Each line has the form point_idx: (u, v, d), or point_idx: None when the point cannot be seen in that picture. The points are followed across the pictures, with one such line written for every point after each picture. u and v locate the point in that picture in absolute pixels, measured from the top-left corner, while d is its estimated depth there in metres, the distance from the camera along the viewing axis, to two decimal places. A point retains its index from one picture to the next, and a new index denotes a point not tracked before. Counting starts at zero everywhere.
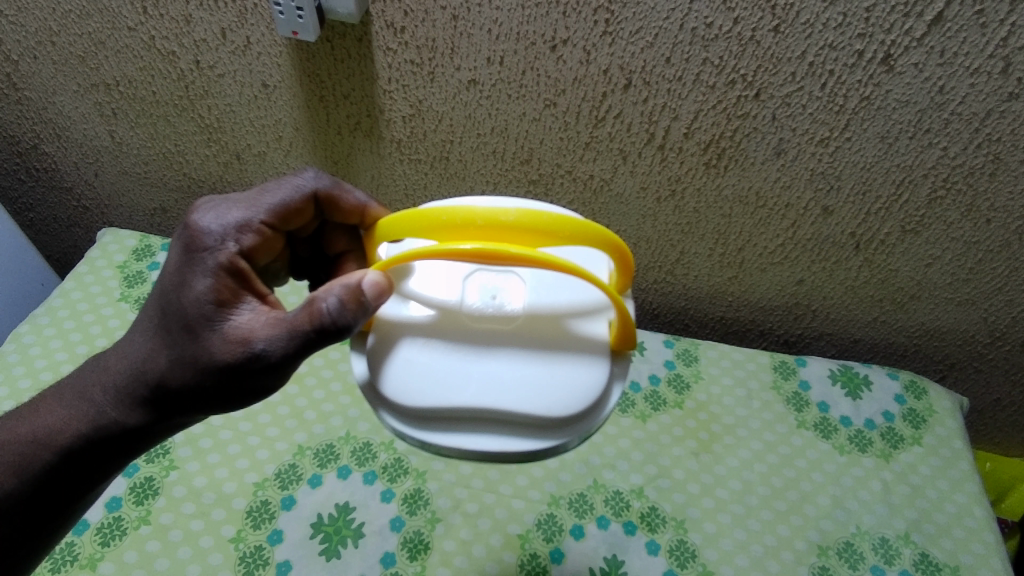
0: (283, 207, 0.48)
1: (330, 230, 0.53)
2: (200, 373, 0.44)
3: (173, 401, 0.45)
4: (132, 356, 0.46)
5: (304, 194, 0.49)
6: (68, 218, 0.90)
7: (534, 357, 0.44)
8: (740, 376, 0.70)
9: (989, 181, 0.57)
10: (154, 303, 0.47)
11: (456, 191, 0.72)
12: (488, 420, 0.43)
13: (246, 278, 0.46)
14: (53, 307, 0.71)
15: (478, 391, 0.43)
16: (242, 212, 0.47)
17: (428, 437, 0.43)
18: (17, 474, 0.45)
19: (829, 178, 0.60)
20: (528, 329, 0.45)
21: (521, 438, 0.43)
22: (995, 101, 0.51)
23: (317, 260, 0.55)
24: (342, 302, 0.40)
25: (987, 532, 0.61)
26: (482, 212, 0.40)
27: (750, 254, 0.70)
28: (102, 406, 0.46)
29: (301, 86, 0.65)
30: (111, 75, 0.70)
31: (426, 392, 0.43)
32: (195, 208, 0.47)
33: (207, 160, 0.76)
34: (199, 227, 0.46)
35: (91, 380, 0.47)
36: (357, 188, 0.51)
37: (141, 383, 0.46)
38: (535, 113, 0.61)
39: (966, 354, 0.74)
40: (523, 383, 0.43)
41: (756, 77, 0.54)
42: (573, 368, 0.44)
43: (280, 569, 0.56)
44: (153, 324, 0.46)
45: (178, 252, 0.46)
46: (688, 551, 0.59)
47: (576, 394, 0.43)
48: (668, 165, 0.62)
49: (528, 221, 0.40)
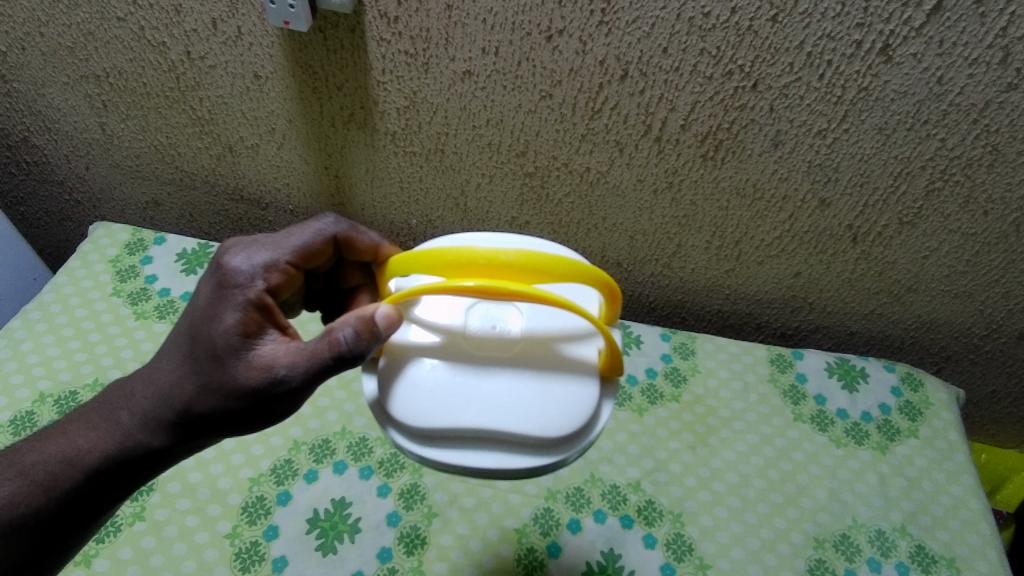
0: (307, 248, 0.51)
1: (346, 265, 0.57)
2: (228, 399, 0.45)
3: (200, 425, 0.47)
4: (158, 382, 0.47)
5: (324, 235, 0.52)
6: (60, 212, 0.90)
7: (533, 379, 0.46)
8: (736, 370, 0.70)
9: (987, 172, 0.56)
10: (181, 333, 0.48)
11: (451, 184, 0.71)
12: (488, 439, 0.45)
13: (270, 312, 0.47)
14: (45, 302, 0.70)
15: (480, 412, 0.45)
16: (269, 252, 0.50)
17: (433, 455, 0.45)
18: (46, 492, 0.45)
19: (827, 169, 0.59)
20: (525, 353, 0.47)
21: (518, 454, 0.45)
22: (994, 91, 0.51)
23: (330, 293, 0.58)
24: (358, 330, 0.43)
25: (983, 523, 0.61)
26: (484, 252, 0.43)
27: (748, 246, 0.69)
28: (128, 428, 0.47)
29: (293, 77, 0.64)
30: (101, 66, 0.69)
31: (429, 412, 0.45)
32: (225, 250, 0.50)
33: (200, 152, 0.75)
34: (228, 265, 0.48)
35: (117, 403, 0.48)
36: (370, 230, 0.55)
37: (167, 408, 0.47)
38: (531, 104, 0.61)
39: (962, 347, 0.74)
40: (522, 402, 0.45)
41: (753, 68, 0.53)
42: (568, 388, 0.46)
43: (276, 564, 0.56)
44: (179, 354, 0.47)
45: (207, 288, 0.48)
46: (685, 544, 0.59)
47: (571, 412, 0.45)
48: (665, 157, 0.62)
49: (526, 261, 0.43)
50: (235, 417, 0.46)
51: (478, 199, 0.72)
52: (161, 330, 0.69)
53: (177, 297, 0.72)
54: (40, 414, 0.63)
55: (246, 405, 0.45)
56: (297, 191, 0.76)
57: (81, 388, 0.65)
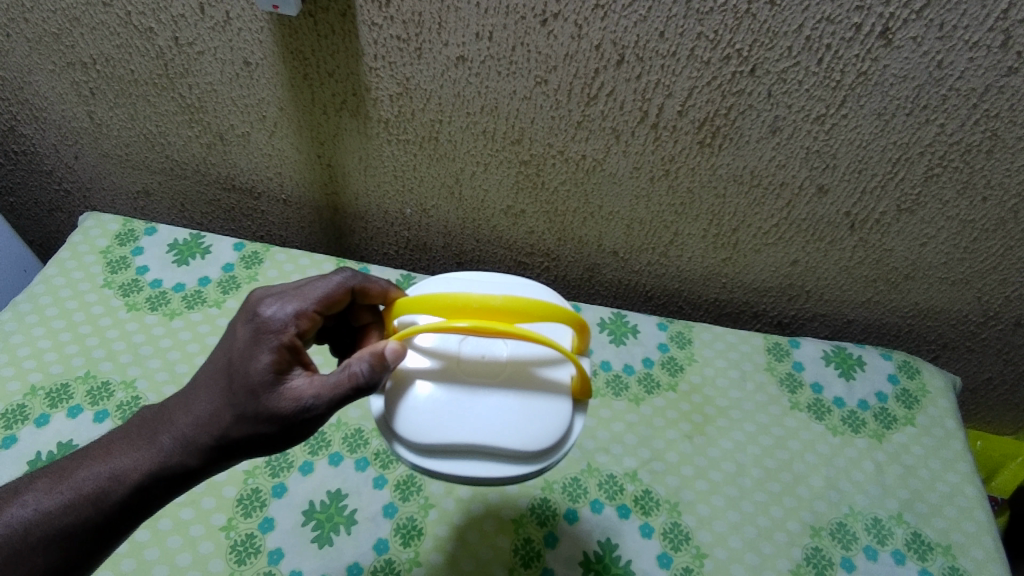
0: (329, 296, 0.50)
1: (357, 306, 0.54)
2: (263, 423, 0.45)
3: (237, 449, 0.46)
4: (197, 406, 0.46)
5: (345, 286, 0.51)
6: (50, 203, 0.88)
7: (526, 395, 0.48)
8: (734, 358, 0.70)
9: (986, 158, 0.56)
10: (217, 365, 0.47)
11: (446, 173, 0.70)
12: (475, 450, 0.46)
13: (297, 350, 0.47)
14: (35, 294, 0.69)
15: (468, 425, 0.46)
16: (297, 300, 0.48)
17: (435, 467, 0.46)
18: (96, 503, 0.44)
19: (825, 156, 0.59)
20: (513, 373, 0.49)
21: (504, 463, 0.46)
22: (994, 75, 0.50)
23: (340, 328, 0.56)
24: (373, 364, 0.44)
25: (979, 510, 0.61)
26: (476, 296, 0.45)
27: (745, 234, 0.69)
28: (170, 449, 0.46)
29: (284, 64, 0.63)
30: (88, 53, 0.67)
31: (420, 426, 0.47)
32: (254, 299, 0.49)
33: (190, 141, 0.74)
34: (257, 311, 0.48)
35: (156, 426, 0.47)
36: (380, 275, 0.54)
37: (206, 432, 0.46)
38: (526, 91, 0.60)
39: (959, 334, 0.74)
40: (505, 415, 0.47)
41: (752, 52, 0.52)
42: (550, 402, 0.48)
43: (271, 556, 0.56)
44: (219, 381, 0.47)
45: (240, 328, 0.47)
46: (682, 533, 0.59)
47: (552, 422, 0.47)
48: (662, 144, 0.61)
49: (513, 305, 0.44)
50: (269, 442, 0.46)
51: (473, 187, 0.71)
52: (152, 321, 0.69)
53: (169, 288, 0.71)
54: (31, 408, 0.62)
55: (281, 430, 0.45)
56: (290, 181, 0.76)
57: (73, 380, 0.64)
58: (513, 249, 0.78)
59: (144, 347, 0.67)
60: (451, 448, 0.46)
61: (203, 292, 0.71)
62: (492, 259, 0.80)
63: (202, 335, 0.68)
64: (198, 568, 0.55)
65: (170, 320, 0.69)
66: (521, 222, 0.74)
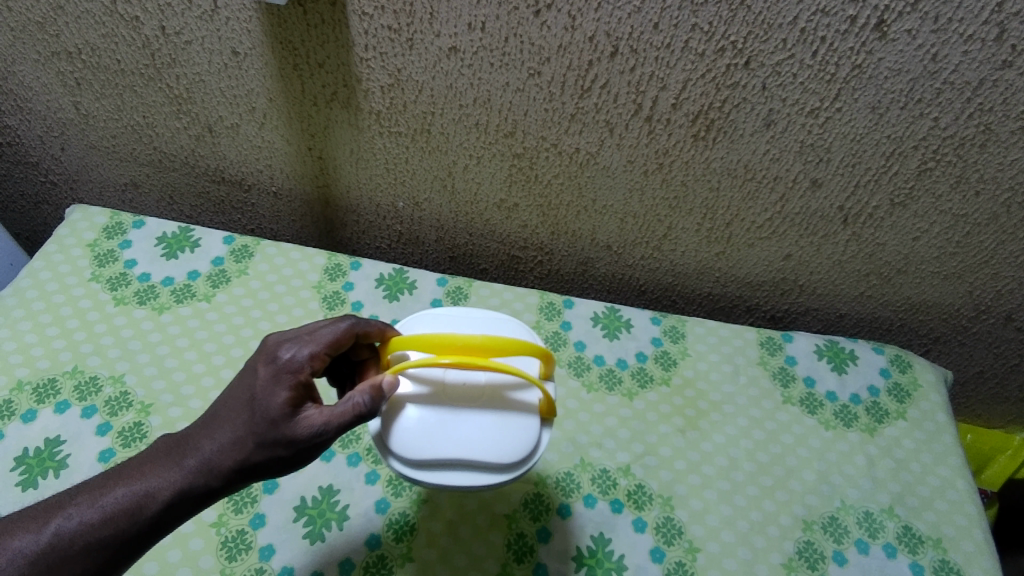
0: (338, 339, 0.50)
1: (358, 343, 0.54)
2: (281, 447, 0.46)
3: (254, 473, 0.46)
4: (221, 432, 0.46)
5: (353, 331, 0.51)
6: (36, 195, 0.87)
7: (508, 407, 0.49)
8: (727, 353, 0.70)
9: (980, 152, 0.56)
10: (239, 396, 0.47)
11: (439, 166, 0.70)
12: (460, 461, 0.47)
13: (308, 386, 0.48)
14: (21, 288, 0.68)
15: (452, 439, 0.47)
16: (309, 344, 0.49)
17: (431, 479, 0.47)
18: (132, 516, 0.44)
19: (819, 150, 0.59)
20: (495, 394, 0.49)
21: (487, 472, 0.47)
22: (988, 69, 0.50)
23: (339, 363, 0.55)
24: (374, 396, 0.46)
25: (969, 504, 0.62)
26: (459, 336, 0.47)
27: (738, 228, 0.69)
28: (194, 472, 0.45)
29: (273, 54, 0.62)
30: (73, 42, 0.66)
31: (408, 442, 0.47)
32: (268, 343, 0.49)
33: (178, 133, 0.73)
34: (274, 352, 0.48)
35: (181, 450, 0.46)
36: (381, 318, 0.54)
37: (231, 456, 0.45)
38: (519, 83, 0.59)
39: (951, 328, 0.75)
40: (487, 429, 0.48)
41: (746, 44, 0.52)
42: (528, 416, 0.49)
43: (262, 553, 0.55)
44: (242, 408, 0.46)
45: (260, 365, 0.48)
46: (675, 528, 0.59)
47: (529, 432, 0.49)
48: (656, 137, 0.61)
49: (491, 344, 0.47)
50: (285, 465, 0.47)
51: (466, 180, 0.71)
52: (141, 316, 0.68)
53: (158, 282, 0.70)
54: (18, 403, 0.61)
55: (295, 454, 0.46)
56: (280, 173, 0.75)
57: (61, 375, 0.63)
58: (506, 243, 0.77)
59: (133, 342, 0.66)
60: (436, 460, 0.47)
61: (192, 286, 0.70)
62: (485, 253, 0.80)
63: (192, 330, 0.67)
64: (188, 566, 0.54)
65: (158, 314, 0.68)
66: (514, 216, 0.74)
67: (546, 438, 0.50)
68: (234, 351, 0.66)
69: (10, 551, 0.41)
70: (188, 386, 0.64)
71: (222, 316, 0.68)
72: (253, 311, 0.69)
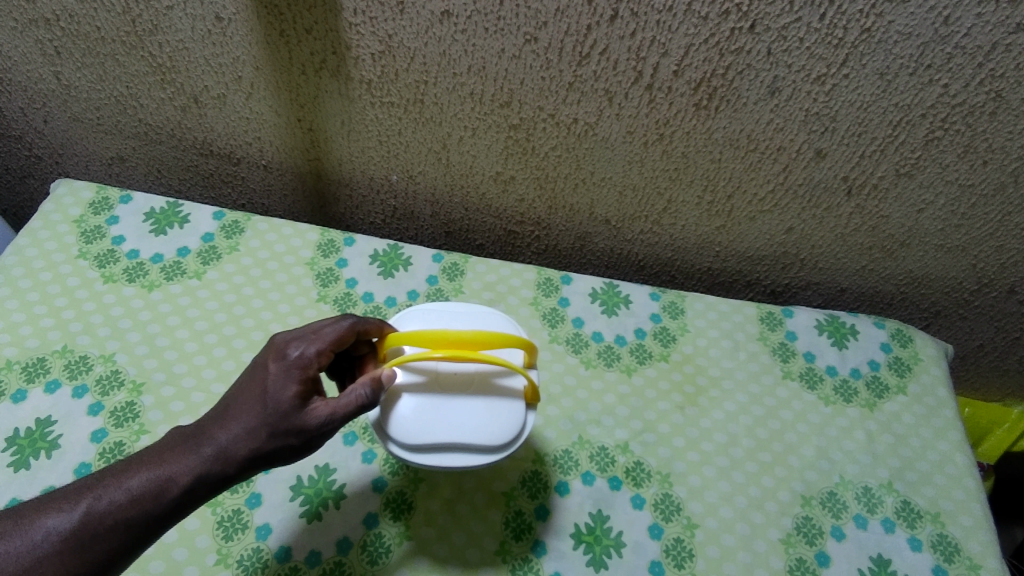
0: (341, 336, 0.49)
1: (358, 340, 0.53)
2: (292, 436, 0.45)
3: (264, 462, 0.46)
4: (235, 421, 0.45)
5: (355, 329, 0.50)
6: (21, 169, 0.85)
7: (498, 388, 0.48)
8: (726, 329, 0.69)
9: (989, 120, 0.54)
10: (251, 388, 0.47)
11: (432, 138, 0.68)
12: (458, 444, 0.47)
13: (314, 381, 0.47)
14: (7, 265, 0.67)
15: (448, 421, 0.47)
16: (314, 340, 0.48)
17: (435, 460, 0.47)
18: (158, 498, 0.43)
19: (824, 118, 0.57)
20: (485, 382, 0.48)
21: (486, 452, 0.47)
22: (1002, 32, 0.48)
23: (338, 362, 0.54)
24: (375, 387, 0.46)
25: (968, 478, 0.61)
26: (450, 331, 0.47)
27: (740, 201, 0.67)
28: (212, 459, 0.44)
29: (258, 19, 0.60)
30: (50, 8, 0.63)
31: (406, 429, 0.47)
32: (276, 340, 0.49)
33: (163, 103, 0.71)
34: (283, 349, 0.48)
35: (196, 438, 0.45)
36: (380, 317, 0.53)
37: (245, 445, 0.45)
38: (515, 49, 0.57)
39: (953, 302, 0.74)
40: (480, 410, 0.47)
41: (751, 7, 0.50)
42: (518, 397, 0.48)
43: (259, 532, 0.55)
44: (255, 400, 0.46)
45: (270, 361, 0.47)
46: (673, 504, 0.58)
47: (519, 408, 0.48)
48: (656, 107, 0.59)
49: (481, 338, 0.47)
50: (296, 455, 0.47)
51: (461, 153, 0.69)
52: (131, 294, 0.66)
53: (146, 259, 0.68)
54: (8, 382, 0.60)
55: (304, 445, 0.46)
56: (270, 146, 0.73)
57: (50, 354, 0.62)
58: (502, 217, 0.76)
59: (123, 320, 0.64)
60: (436, 444, 0.47)
61: (182, 263, 0.68)
62: (481, 228, 0.78)
63: (183, 308, 0.66)
64: (184, 545, 0.54)
65: (149, 292, 0.66)
66: (511, 189, 0.72)
67: (531, 421, 0.50)
68: (226, 330, 0.65)
69: (42, 529, 0.40)
70: (180, 364, 0.62)
71: (213, 294, 0.67)
72: (245, 289, 0.67)
